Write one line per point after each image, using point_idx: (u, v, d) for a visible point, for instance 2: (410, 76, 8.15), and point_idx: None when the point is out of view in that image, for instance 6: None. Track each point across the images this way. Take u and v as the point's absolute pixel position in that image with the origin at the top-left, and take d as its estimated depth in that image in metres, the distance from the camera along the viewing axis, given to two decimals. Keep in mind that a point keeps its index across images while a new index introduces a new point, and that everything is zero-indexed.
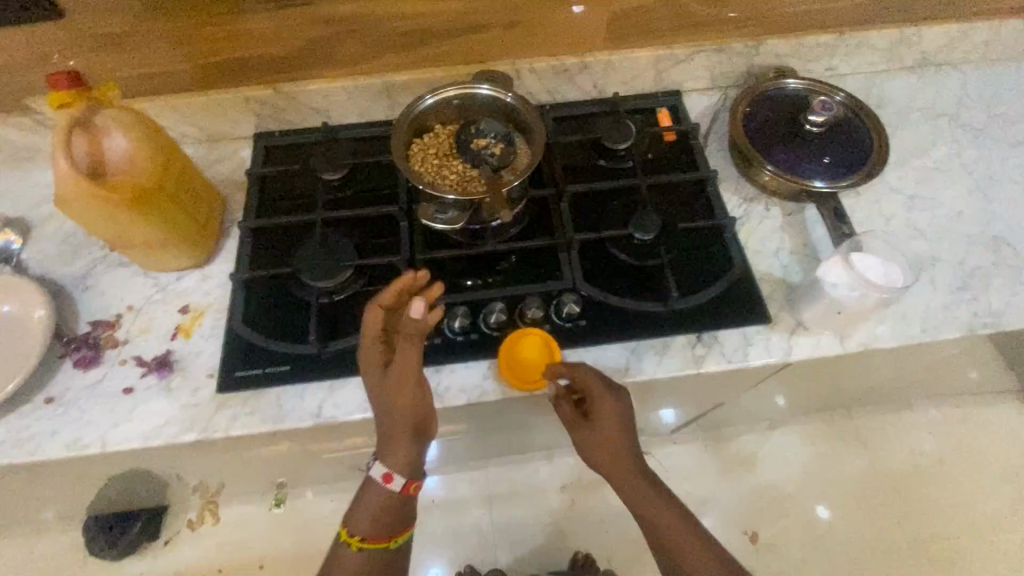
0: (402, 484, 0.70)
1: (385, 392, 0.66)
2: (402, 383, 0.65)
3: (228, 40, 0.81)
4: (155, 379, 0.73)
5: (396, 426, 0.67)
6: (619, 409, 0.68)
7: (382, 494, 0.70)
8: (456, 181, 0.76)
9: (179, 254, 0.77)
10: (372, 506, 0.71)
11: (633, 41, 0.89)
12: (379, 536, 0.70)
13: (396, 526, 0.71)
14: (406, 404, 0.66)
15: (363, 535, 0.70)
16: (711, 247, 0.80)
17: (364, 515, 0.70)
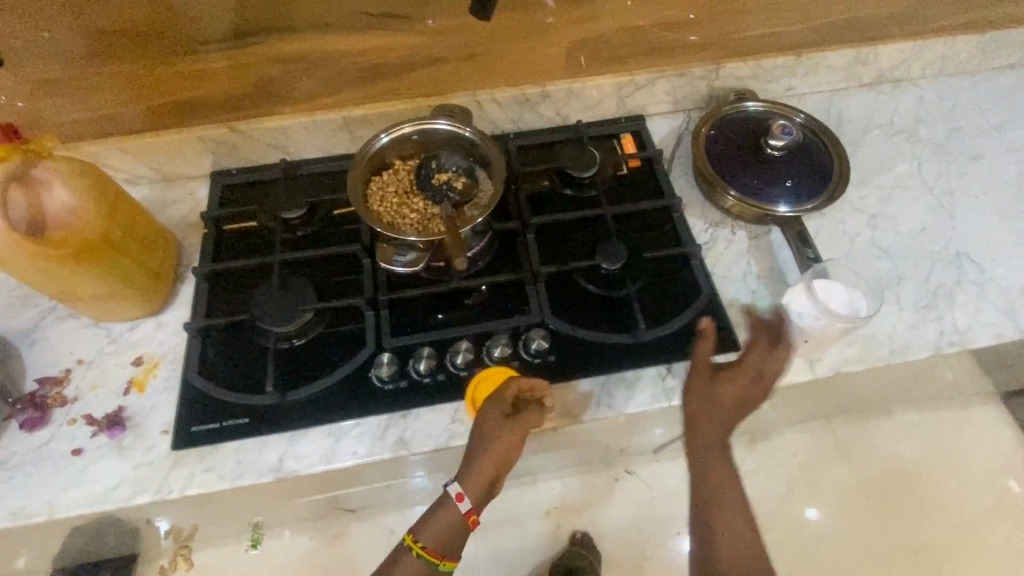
0: (469, 509, 0.67)
1: (494, 437, 0.66)
2: (513, 436, 0.66)
3: (179, 81, 0.79)
4: (106, 438, 0.70)
5: (484, 464, 0.66)
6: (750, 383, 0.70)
7: (449, 511, 0.67)
8: (416, 220, 0.74)
9: (131, 304, 0.74)
10: (444, 519, 0.67)
11: (593, 68, 0.89)
12: (438, 552, 0.66)
13: (454, 549, 0.67)
14: (507, 448, 0.66)
15: (428, 544, 0.66)
16: (679, 275, 0.79)
17: (434, 524, 0.67)
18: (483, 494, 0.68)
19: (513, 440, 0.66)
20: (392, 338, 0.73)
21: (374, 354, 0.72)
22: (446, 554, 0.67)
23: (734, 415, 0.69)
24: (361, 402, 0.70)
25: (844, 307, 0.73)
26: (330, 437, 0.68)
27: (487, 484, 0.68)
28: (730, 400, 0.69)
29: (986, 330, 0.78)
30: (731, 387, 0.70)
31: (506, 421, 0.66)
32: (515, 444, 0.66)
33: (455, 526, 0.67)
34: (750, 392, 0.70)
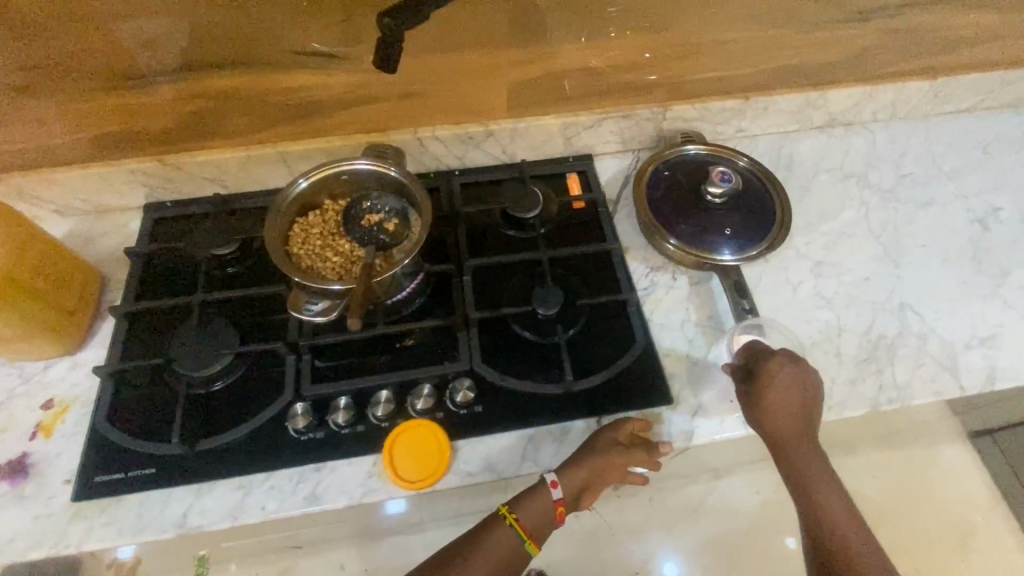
0: (560, 500, 0.67)
1: (600, 449, 0.67)
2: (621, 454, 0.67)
3: (106, 116, 0.78)
4: (5, 486, 0.66)
5: (585, 465, 0.67)
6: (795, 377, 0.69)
7: (544, 500, 0.67)
8: (338, 264, 0.72)
9: (40, 345, 0.71)
10: (535, 501, 0.68)
11: (537, 108, 0.88)
12: (529, 529, 0.67)
13: (540, 533, 0.69)
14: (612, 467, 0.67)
15: (519, 518, 0.67)
16: (616, 321, 0.78)
17: (528, 501, 0.68)
18: (574, 495, 0.68)
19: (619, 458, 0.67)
20: (311, 386, 0.71)
21: (291, 403, 0.70)
22: (534, 535, 0.68)
23: (802, 419, 0.68)
24: (273, 453, 0.67)
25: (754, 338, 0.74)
26: (238, 490, 0.66)
27: (578, 492, 0.68)
28: (790, 403, 0.68)
29: (926, 387, 0.76)
30: (782, 395, 0.68)
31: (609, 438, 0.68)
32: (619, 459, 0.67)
33: (544, 518, 0.68)
34: (801, 389, 0.69)
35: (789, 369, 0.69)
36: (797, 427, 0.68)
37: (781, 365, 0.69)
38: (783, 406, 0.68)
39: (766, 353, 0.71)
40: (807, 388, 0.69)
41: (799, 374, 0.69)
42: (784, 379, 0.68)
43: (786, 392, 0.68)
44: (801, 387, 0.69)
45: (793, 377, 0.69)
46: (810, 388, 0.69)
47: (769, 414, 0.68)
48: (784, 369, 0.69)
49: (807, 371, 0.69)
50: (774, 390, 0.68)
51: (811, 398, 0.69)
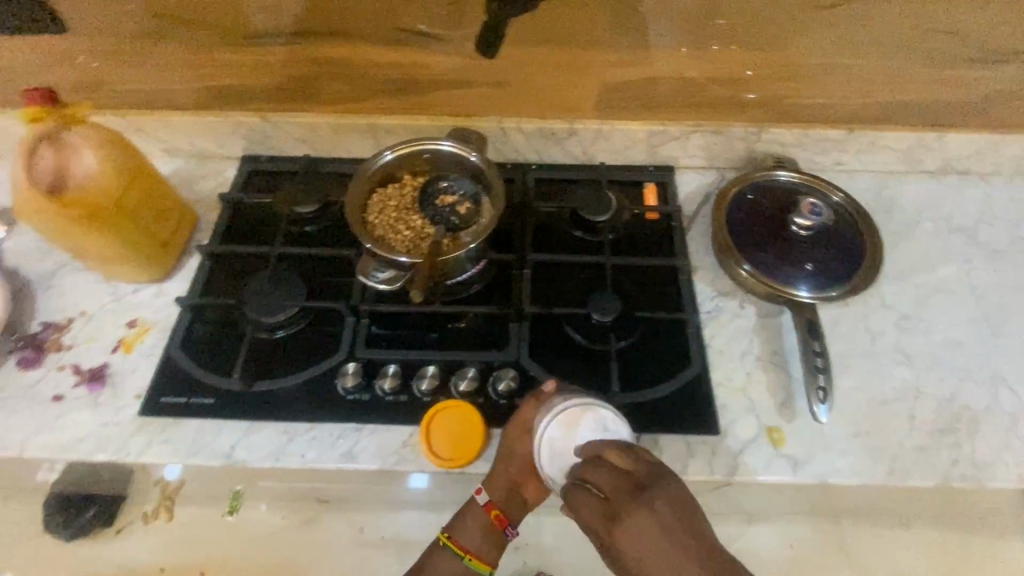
0: (486, 502, 0.67)
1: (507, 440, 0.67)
2: (520, 435, 0.66)
3: (222, 69, 0.84)
4: (85, 390, 0.73)
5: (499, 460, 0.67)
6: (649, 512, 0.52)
7: (473, 510, 0.68)
8: (408, 239, 0.74)
9: (134, 269, 0.78)
10: (466, 513, 0.68)
11: (626, 113, 0.87)
12: (462, 544, 0.67)
13: (480, 547, 0.67)
14: (523, 452, 0.66)
15: (449, 534, 0.68)
16: (672, 340, 0.75)
17: (459, 515, 0.68)
18: (502, 493, 0.66)
19: (526, 439, 0.65)
20: (365, 349, 0.74)
21: (344, 361, 0.73)
22: (469, 548, 0.66)
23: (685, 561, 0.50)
24: (321, 407, 0.71)
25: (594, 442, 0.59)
26: (284, 435, 0.69)
27: (507, 485, 0.66)
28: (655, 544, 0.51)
29: (1010, 471, 0.69)
30: (642, 545, 0.51)
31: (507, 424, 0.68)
32: (525, 438, 0.66)
33: (479, 521, 0.67)
34: (666, 530, 0.51)
35: (641, 505, 0.53)
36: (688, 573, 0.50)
37: (629, 514, 0.52)
38: (647, 556, 0.51)
39: (615, 489, 0.54)
40: (682, 515, 0.52)
41: (657, 513, 0.52)
42: (636, 525, 0.52)
43: (643, 552, 0.51)
44: (670, 519, 0.52)
45: (652, 520, 0.52)
46: (679, 529, 0.51)
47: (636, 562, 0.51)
48: (635, 514, 0.52)
49: (665, 509, 0.52)
50: (630, 544, 0.51)
51: (689, 541, 0.51)
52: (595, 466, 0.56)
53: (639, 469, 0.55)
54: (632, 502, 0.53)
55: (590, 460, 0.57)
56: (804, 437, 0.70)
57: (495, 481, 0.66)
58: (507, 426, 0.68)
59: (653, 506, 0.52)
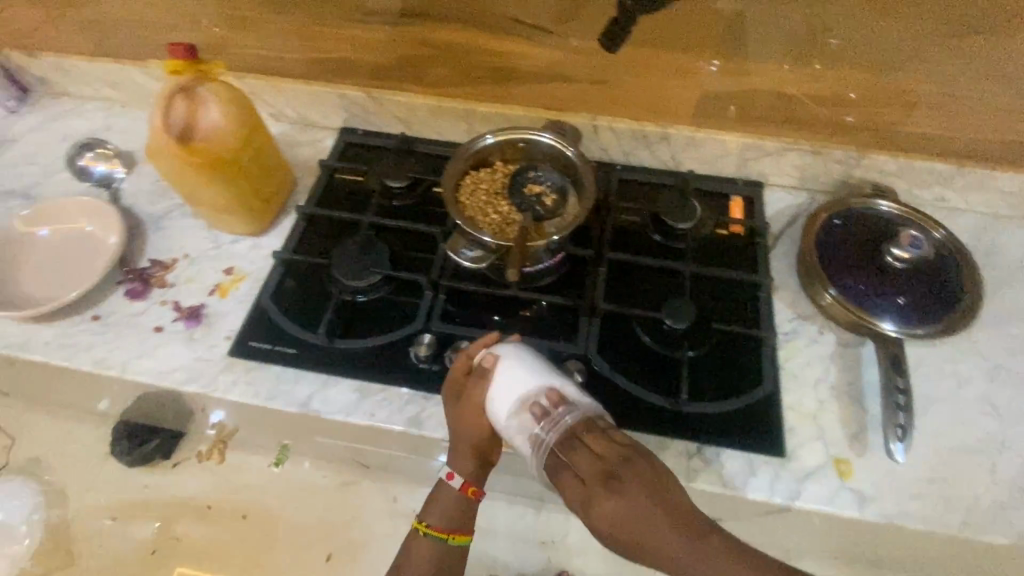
0: (460, 482, 0.69)
1: (460, 420, 0.67)
2: (475, 413, 0.67)
3: (338, 43, 0.88)
4: (183, 326, 0.79)
5: (461, 440, 0.68)
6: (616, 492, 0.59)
7: (447, 492, 0.70)
8: (496, 222, 0.76)
9: (237, 220, 0.83)
10: (441, 501, 0.69)
11: (722, 123, 0.86)
12: (444, 526, 0.69)
13: (462, 524, 0.69)
14: (482, 428, 0.67)
15: (430, 522, 0.69)
16: (744, 356, 0.74)
17: (432, 503, 0.70)
18: (472, 471, 0.69)
19: (485, 416, 0.67)
20: (440, 323, 0.77)
21: (420, 331, 0.76)
22: (453, 529, 0.69)
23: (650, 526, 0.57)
24: (394, 371, 0.74)
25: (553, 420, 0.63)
26: (356, 392, 0.73)
27: (474, 459, 0.68)
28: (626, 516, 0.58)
29: None
30: (614, 517, 0.58)
31: (456, 402, 0.68)
32: (483, 415, 0.66)
33: (458, 503, 0.69)
34: (637, 505, 0.58)
35: (611, 482, 0.59)
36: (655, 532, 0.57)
37: (603, 494, 0.59)
38: (620, 525, 0.58)
39: (589, 472, 0.60)
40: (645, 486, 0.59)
41: (625, 493, 0.58)
42: (608, 501, 0.59)
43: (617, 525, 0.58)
44: (636, 493, 0.59)
45: (624, 500, 0.58)
46: (649, 503, 0.58)
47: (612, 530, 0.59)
48: (607, 492, 0.59)
49: (632, 488, 0.59)
50: (603, 514, 0.59)
51: (660, 512, 0.58)
52: (565, 449, 0.61)
53: (608, 451, 0.61)
54: (603, 482, 0.59)
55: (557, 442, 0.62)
56: (874, 473, 0.68)
57: (463, 464, 0.68)
58: (458, 403, 0.68)
59: (623, 485, 0.59)
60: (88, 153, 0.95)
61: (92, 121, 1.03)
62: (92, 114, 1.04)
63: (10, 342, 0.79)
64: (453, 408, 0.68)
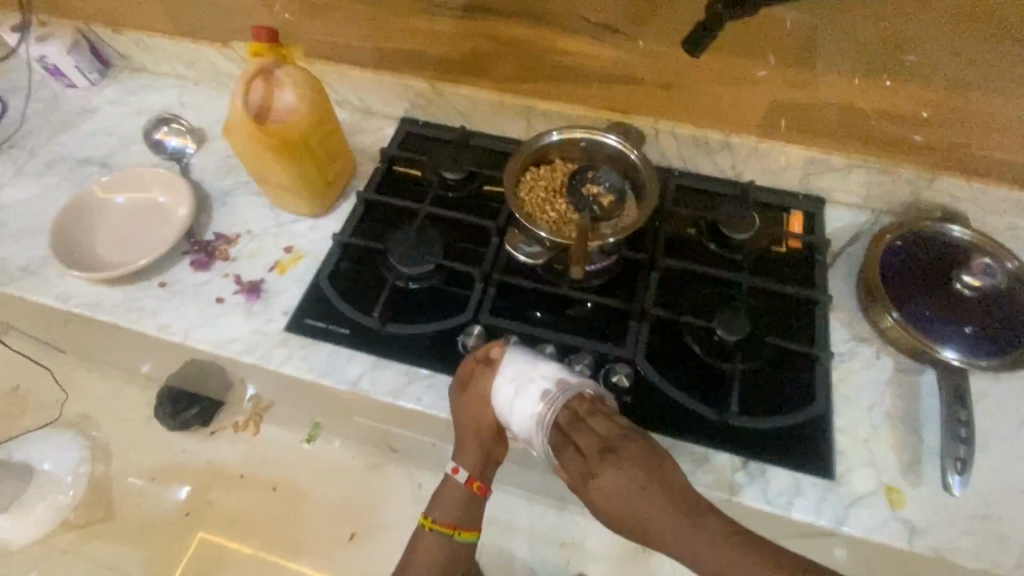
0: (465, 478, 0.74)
1: (465, 413, 0.71)
2: (480, 406, 0.70)
3: (406, 34, 0.90)
4: (242, 299, 0.82)
5: (466, 435, 0.72)
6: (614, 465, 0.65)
7: (454, 487, 0.75)
8: (553, 220, 0.76)
9: (300, 200, 0.86)
10: (446, 496, 0.75)
11: (788, 134, 0.84)
12: (450, 521, 0.74)
13: (466, 518, 0.75)
14: (487, 420, 0.71)
15: (437, 517, 0.75)
16: (796, 374, 0.73)
17: (439, 498, 0.75)
18: (476, 466, 0.74)
19: (489, 407, 0.71)
20: (489, 315, 0.77)
21: (469, 322, 0.77)
22: (458, 524, 0.74)
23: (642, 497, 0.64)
24: (443, 360, 0.76)
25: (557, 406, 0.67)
26: (404, 376, 0.76)
27: (479, 454, 0.73)
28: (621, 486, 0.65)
29: None
30: (611, 488, 0.66)
31: (460, 396, 0.71)
32: (488, 405, 0.70)
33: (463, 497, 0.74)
34: (634, 479, 0.65)
35: (611, 459, 0.66)
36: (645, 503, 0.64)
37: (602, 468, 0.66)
38: (617, 495, 0.65)
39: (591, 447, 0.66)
40: (642, 462, 0.65)
41: (624, 466, 0.65)
42: (607, 474, 0.66)
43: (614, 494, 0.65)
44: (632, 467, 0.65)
45: (621, 474, 0.65)
46: (646, 479, 0.64)
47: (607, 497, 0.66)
48: (607, 467, 0.66)
49: (631, 464, 0.65)
50: (602, 485, 0.66)
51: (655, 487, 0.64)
52: (569, 429, 0.67)
53: (609, 431, 0.66)
54: (604, 460, 0.66)
55: (561, 425, 0.67)
56: (926, 505, 0.66)
57: (468, 458, 0.73)
58: (462, 396, 0.71)
59: (620, 460, 0.66)
60: (162, 127, 1.00)
61: (166, 97, 1.07)
62: (167, 90, 1.08)
63: (84, 302, 0.83)
64: (457, 402, 0.71)
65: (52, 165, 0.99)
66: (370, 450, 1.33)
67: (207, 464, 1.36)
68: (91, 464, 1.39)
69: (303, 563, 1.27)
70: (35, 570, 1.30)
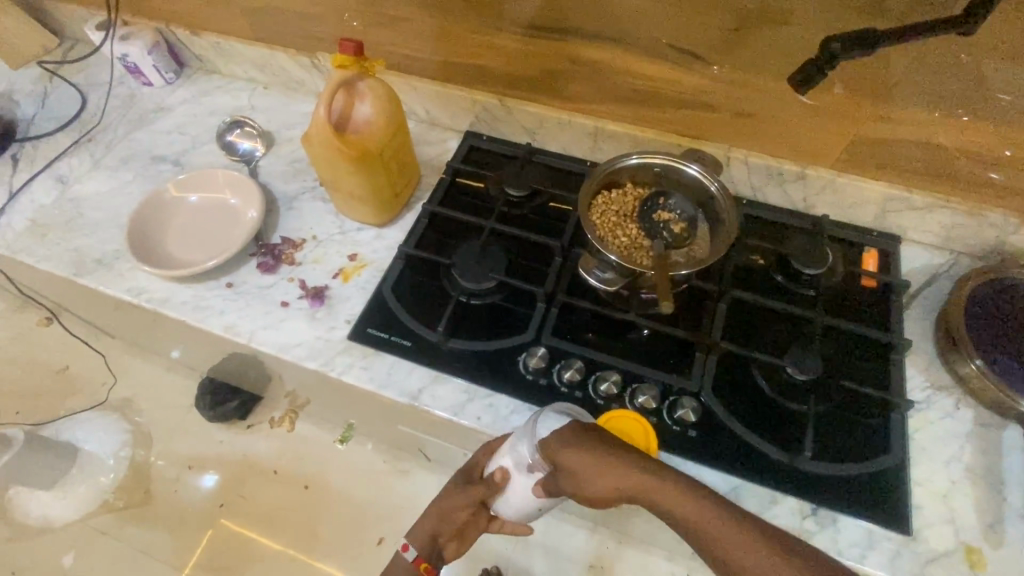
0: (412, 559, 0.75)
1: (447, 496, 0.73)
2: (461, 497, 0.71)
3: (479, 50, 0.90)
4: (307, 304, 0.83)
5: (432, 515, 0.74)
6: (582, 433, 0.62)
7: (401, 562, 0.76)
8: (624, 245, 0.75)
9: (367, 211, 0.87)
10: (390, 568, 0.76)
11: (866, 170, 0.82)
12: None
13: None
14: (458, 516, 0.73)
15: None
16: (870, 420, 0.70)
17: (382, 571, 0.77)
18: (426, 548, 0.75)
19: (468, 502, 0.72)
20: (551, 337, 0.77)
21: (531, 343, 0.77)
22: None
23: (613, 462, 0.60)
24: (503, 378, 0.76)
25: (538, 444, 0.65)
26: (464, 393, 0.76)
27: (431, 537, 0.75)
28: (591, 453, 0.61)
29: None
30: (585, 479, 0.60)
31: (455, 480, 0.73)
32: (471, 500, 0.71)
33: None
34: (602, 461, 0.60)
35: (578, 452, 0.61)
36: (615, 466, 0.60)
37: (567, 454, 0.61)
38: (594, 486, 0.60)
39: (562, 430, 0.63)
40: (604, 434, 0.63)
41: (589, 448, 0.61)
42: (578, 470, 0.60)
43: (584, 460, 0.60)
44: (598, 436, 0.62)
45: (586, 455, 0.60)
46: (616, 461, 0.60)
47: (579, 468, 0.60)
48: (570, 455, 0.61)
49: (597, 445, 0.61)
50: (574, 479, 0.61)
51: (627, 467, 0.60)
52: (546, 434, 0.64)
53: (581, 426, 0.63)
54: (567, 447, 0.61)
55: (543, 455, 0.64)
56: (1009, 570, 0.63)
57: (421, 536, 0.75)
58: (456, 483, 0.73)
59: (583, 442, 0.61)
60: (236, 130, 1.02)
61: (237, 99, 1.10)
62: (238, 92, 1.11)
63: (154, 297, 0.85)
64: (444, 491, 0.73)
65: (126, 160, 1.02)
66: (403, 456, 1.33)
67: (242, 457, 1.38)
68: (132, 449, 1.41)
69: (330, 563, 1.28)
70: (73, 549, 1.33)
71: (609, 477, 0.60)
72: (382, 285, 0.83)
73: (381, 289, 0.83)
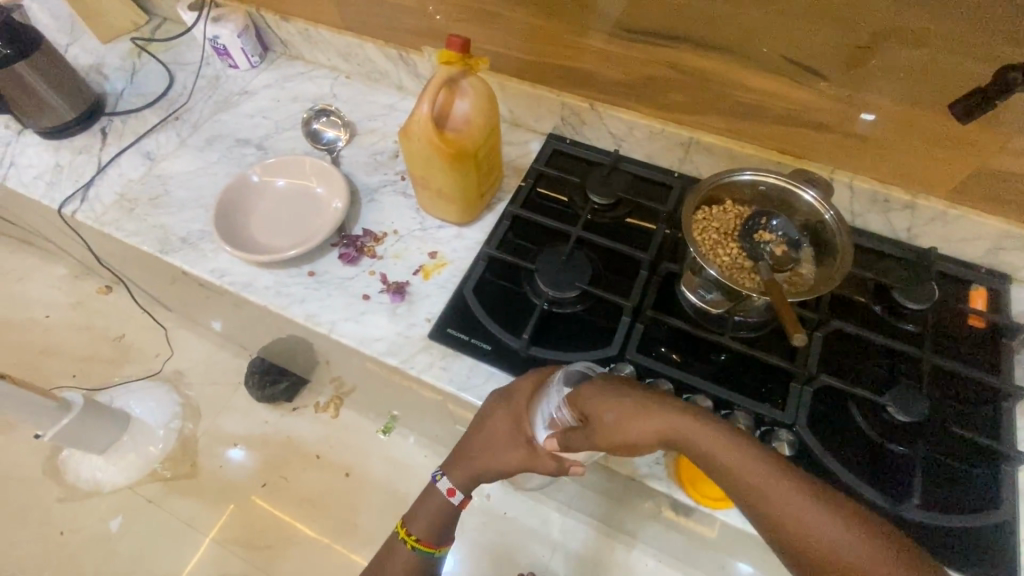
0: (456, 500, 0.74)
1: (481, 437, 0.70)
2: (503, 444, 0.69)
3: (574, 52, 0.88)
4: (388, 298, 0.83)
5: (468, 457, 0.71)
6: (617, 395, 0.60)
7: (441, 502, 0.74)
8: (725, 264, 0.73)
9: (452, 209, 0.86)
10: (432, 511, 0.74)
11: (980, 204, 0.78)
12: (429, 543, 0.74)
13: (430, 534, 0.74)
14: (493, 460, 0.69)
15: (420, 538, 0.74)
16: (975, 471, 0.66)
17: (423, 518, 0.74)
18: (462, 486, 0.73)
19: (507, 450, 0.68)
20: (636, 353, 0.74)
21: (616, 358, 0.75)
22: (435, 543, 0.74)
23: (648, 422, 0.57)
24: None
25: (565, 399, 0.63)
26: None
27: (467, 476, 0.72)
28: (627, 414, 0.58)
29: None
30: (621, 433, 0.58)
31: (486, 420, 0.70)
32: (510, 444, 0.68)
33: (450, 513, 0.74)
34: (637, 419, 0.58)
35: (615, 409, 0.59)
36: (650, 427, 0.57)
37: (600, 408, 0.59)
38: (630, 441, 0.58)
39: (596, 387, 0.61)
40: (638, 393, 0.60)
41: (624, 403, 0.59)
42: (616, 427, 0.58)
43: (619, 418, 0.58)
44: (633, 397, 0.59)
45: (620, 410, 0.58)
46: (653, 418, 0.57)
47: (615, 426, 0.58)
48: (609, 411, 0.59)
49: (632, 396, 0.59)
50: (608, 435, 0.58)
51: (663, 420, 0.57)
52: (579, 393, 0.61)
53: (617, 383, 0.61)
54: (603, 396, 0.60)
55: (570, 411, 0.62)
56: None
57: (457, 476, 0.72)
58: (483, 430, 0.70)
59: (620, 398, 0.59)
60: (322, 119, 1.03)
61: (320, 87, 1.10)
62: (320, 80, 1.11)
63: (236, 280, 0.86)
64: (474, 435, 0.71)
65: (212, 141, 1.04)
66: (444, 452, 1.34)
67: (286, 438, 1.40)
68: (182, 421, 1.43)
69: (365, 554, 1.27)
70: (119, 514, 1.34)
71: (644, 430, 0.57)
72: (463, 285, 0.82)
73: (460, 290, 0.82)
